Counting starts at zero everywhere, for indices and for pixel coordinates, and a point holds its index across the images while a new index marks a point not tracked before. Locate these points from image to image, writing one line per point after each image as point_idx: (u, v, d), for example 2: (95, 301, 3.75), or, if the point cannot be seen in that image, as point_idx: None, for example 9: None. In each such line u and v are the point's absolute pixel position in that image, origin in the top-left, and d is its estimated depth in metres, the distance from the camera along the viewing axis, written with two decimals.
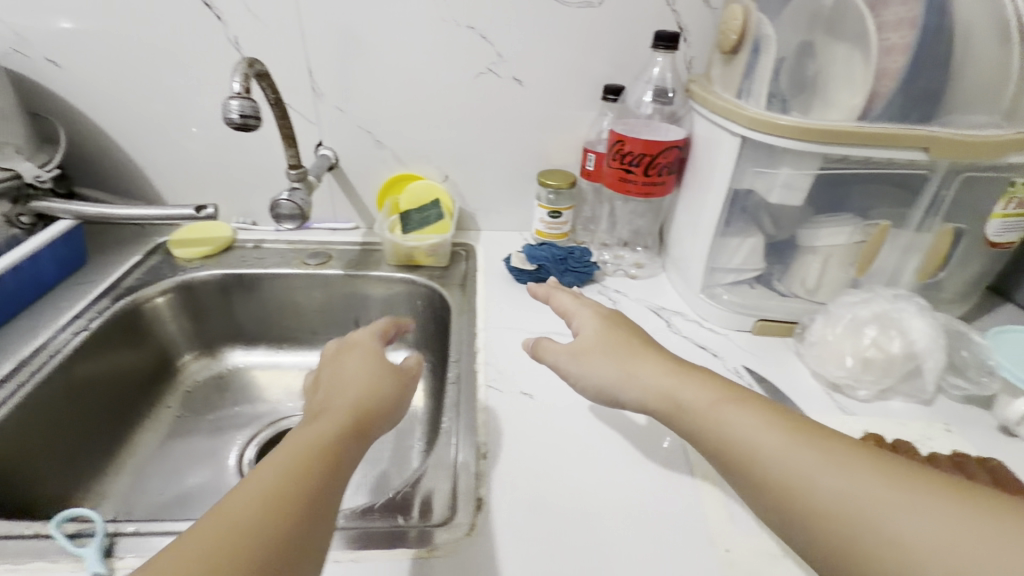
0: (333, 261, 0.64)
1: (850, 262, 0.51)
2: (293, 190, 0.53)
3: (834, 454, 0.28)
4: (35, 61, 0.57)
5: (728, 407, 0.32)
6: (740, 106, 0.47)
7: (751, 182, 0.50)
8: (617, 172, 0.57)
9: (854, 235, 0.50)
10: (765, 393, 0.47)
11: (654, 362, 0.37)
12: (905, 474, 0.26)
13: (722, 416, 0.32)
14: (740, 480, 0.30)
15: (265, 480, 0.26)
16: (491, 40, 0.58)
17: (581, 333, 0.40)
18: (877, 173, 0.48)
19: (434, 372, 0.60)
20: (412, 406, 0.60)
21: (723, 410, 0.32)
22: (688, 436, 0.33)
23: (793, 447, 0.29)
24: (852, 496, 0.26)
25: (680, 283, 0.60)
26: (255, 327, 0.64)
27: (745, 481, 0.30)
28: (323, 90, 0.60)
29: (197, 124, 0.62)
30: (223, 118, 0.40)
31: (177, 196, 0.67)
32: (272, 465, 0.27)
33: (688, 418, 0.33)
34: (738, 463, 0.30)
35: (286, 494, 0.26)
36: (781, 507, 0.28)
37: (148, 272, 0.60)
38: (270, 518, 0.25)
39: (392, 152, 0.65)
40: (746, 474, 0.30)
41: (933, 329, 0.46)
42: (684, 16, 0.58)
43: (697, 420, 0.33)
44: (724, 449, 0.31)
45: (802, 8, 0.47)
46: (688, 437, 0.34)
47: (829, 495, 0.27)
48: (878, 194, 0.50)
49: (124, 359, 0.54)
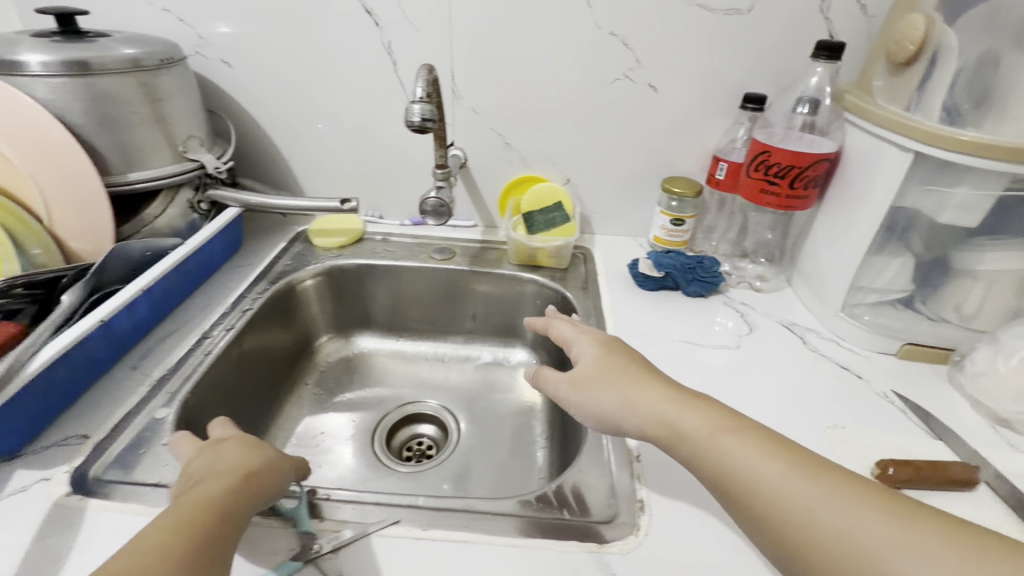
0: (458, 257, 0.67)
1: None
2: (439, 188, 0.56)
3: (833, 490, 0.28)
4: (212, 63, 0.63)
5: (728, 437, 0.32)
6: (909, 119, 0.45)
7: (916, 200, 0.47)
8: (756, 183, 0.55)
9: None
10: (921, 421, 0.45)
11: (654, 387, 0.37)
12: (911, 515, 0.26)
13: (725, 445, 0.31)
14: (739, 511, 0.30)
15: (175, 514, 0.29)
16: (631, 46, 0.59)
17: (581, 360, 0.41)
18: None
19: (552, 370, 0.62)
20: (530, 401, 0.62)
21: (725, 440, 0.32)
22: (687, 463, 0.33)
23: (792, 483, 0.29)
24: (854, 539, 0.26)
25: (813, 300, 0.58)
26: (381, 315, 0.68)
27: (747, 515, 0.30)
28: (462, 92, 0.63)
29: (342, 122, 0.67)
30: (405, 120, 0.44)
31: (316, 188, 0.72)
32: (180, 503, 0.29)
33: (688, 445, 0.33)
34: (738, 495, 0.30)
35: (198, 528, 0.28)
36: (782, 543, 0.28)
37: (294, 259, 0.65)
38: (190, 542, 0.27)
39: (519, 154, 0.67)
40: (746, 509, 0.30)
41: None
42: (838, 23, 0.55)
43: (697, 450, 0.33)
44: (723, 480, 0.31)
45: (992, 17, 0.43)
46: (687, 463, 0.33)
47: (830, 533, 0.27)
48: None
49: (275, 338, 0.59)
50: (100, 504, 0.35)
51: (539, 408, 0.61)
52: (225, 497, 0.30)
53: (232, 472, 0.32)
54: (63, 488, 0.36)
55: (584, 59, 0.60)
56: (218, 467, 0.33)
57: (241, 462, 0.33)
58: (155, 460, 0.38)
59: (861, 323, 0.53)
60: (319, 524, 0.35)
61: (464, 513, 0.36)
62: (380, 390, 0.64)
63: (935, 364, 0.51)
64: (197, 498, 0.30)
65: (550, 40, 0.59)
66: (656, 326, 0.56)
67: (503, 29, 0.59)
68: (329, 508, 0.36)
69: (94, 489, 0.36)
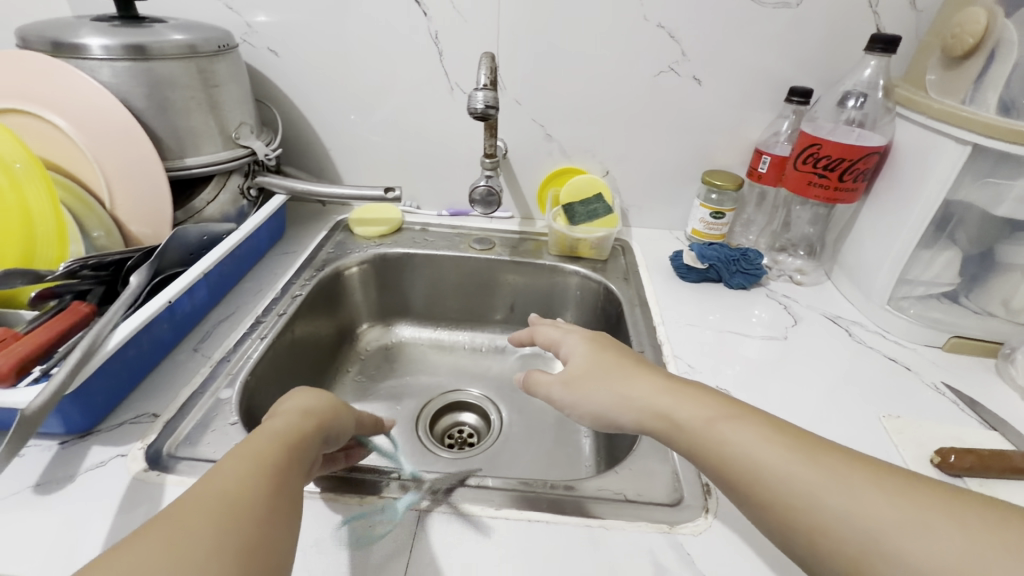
0: (498, 247, 0.68)
1: None
2: (488, 177, 0.57)
3: (834, 471, 0.27)
4: (259, 50, 0.64)
5: (725, 424, 0.30)
6: (967, 112, 0.45)
7: (970, 194, 0.48)
8: (803, 176, 0.56)
9: None
10: (974, 412, 0.45)
11: (648, 378, 0.35)
12: (921, 494, 0.25)
13: (725, 431, 0.30)
14: (744, 500, 0.29)
15: (257, 447, 0.29)
16: (678, 39, 0.59)
17: (571, 360, 0.39)
18: None
19: None
20: None
21: (722, 427, 0.30)
22: (687, 455, 0.32)
23: (796, 466, 0.27)
24: (862, 520, 0.25)
25: (856, 293, 0.58)
26: (419, 304, 0.69)
27: (753, 506, 0.28)
28: (506, 83, 0.63)
29: (385, 112, 0.67)
30: (468, 107, 0.45)
31: (355, 178, 0.73)
32: (258, 440, 0.29)
33: (685, 436, 0.32)
34: (740, 484, 0.29)
35: (287, 463, 0.29)
36: (792, 535, 0.27)
37: (337, 247, 0.65)
38: (278, 474, 0.28)
39: (559, 145, 0.67)
40: (751, 499, 0.28)
41: None
42: (887, 18, 0.56)
43: (695, 440, 0.31)
44: (724, 470, 0.30)
45: None
46: (686, 455, 0.32)
47: (837, 516, 0.25)
48: None
49: (320, 324, 0.59)
50: (177, 480, 0.35)
51: None
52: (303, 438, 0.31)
53: (298, 417, 0.33)
54: (140, 463, 0.36)
55: (630, 51, 0.60)
56: (289, 411, 0.33)
57: (310, 408, 0.34)
58: (226, 438, 0.39)
59: (906, 316, 0.54)
60: (392, 501, 0.36)
61: (532, 495, 0.37)
62: (421, 378, 0.64)
63: (982, 357, 0.52)
64: (279, 434, 0.30)
65: (597, 31, 0.60)
66: (701, 317, 0.56)
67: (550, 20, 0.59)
68: (401, 487, 0.37)
69: (168, 465, 0.36)
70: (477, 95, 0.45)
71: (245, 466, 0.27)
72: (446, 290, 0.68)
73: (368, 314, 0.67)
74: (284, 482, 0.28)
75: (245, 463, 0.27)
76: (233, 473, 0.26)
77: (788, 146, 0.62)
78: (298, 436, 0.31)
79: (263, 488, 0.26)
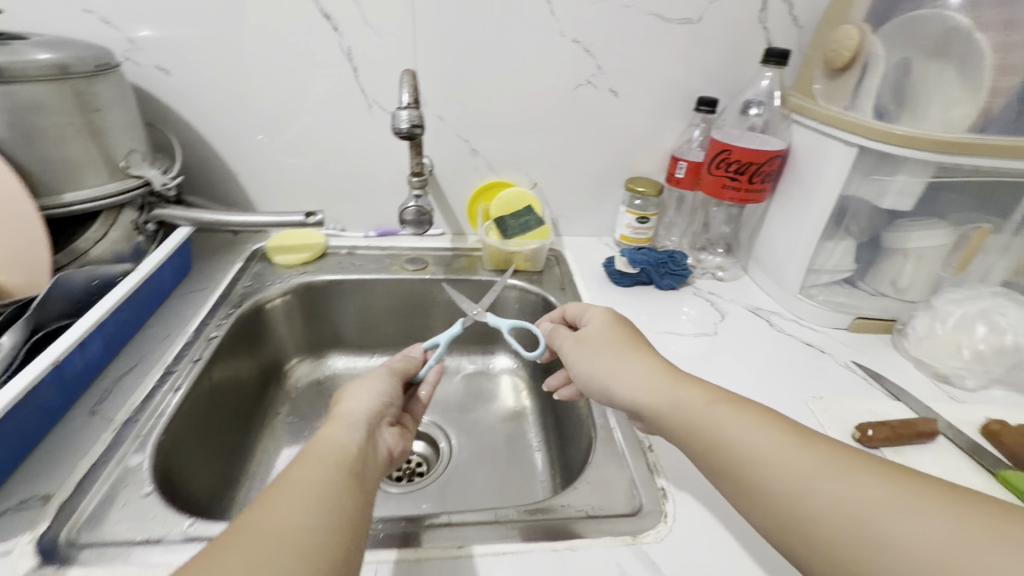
0: (431, 267, 0.66)
1: (949, 262, 0.55)
2: (418, 197, 0.55)
3: (832, 462, 0.27)
4: (146, 69, 0.58)
5: (722, 409, 0.31)
6: (852, 118, 0.50)
7: (860, 189, 0.53)
8: (717, 180, 0.59)
9: (952, 238, 0.53)
10: (881, 385, 0.50)
11: (652, 364, 0.36)
12: (915, 484, 0.25)
13: (719, 418, 0.31)
14: (732, 483, 0.29)
15: (305, 467, 0.28)
16: (593, 53, 0.61)
17: (591, 323, 0.41)
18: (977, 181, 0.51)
19: (538, 372, 0.62)
20: (519, 405, 0.62)
21: (719, 412, 0.31)
22: (677, 436, 0.32)
23: (787, 455, 0.28)
24: (852, 505, 0.25)
25: (771, 285, 0.63)
26: (353, 332, 0.65)
27: (740, 485, 0.29)
28: (426, 99, 0.62)
29: (298, 132, 0.63)
30: (393, 127, 0.43)
31: (270, 202, 0.67)
32: (304, 463, 0.29)
33: (679, 418, 0.32)
34: (732, 465, 0.29)
35: (335, 479, 0.28)
36: (778, 516, 0.27)
37: (256, 279, 0.60)
38: (324, 493, 0.27)
39: (485, 159, 0.67)
40: (739, 480, 0.29)
41: None
42: (775, 32, 0.61)
43: (686, 423, 0.32)
44: (715, 451, 0.30)
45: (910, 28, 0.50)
46: (677, 438, 0.33)
47: (826, 499, 0.26)
48: (973, 201, 0.53)
49: (243, 365, 0.54)
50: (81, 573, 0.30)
51: (529, 410, 0.61)
52: (353, 449, 0.31)
53: (344, 433, 0.32)
54: (29, 559, 0.30)
55: (549, 65, 0.61)
56: (339, 422, 0.33)
57: (362, 415, 0.34)
58: (139, 513, 0.34)
59: (816, 302, 0.59)
60: None
61: (496, 525, 0.35)
62: None
63: (881, 333, 0.57)
64: (327, 449, 0.30)
65: (515, 46, 0.60)
66: (638, 320, 0.58)
67: (467, 35, 0.59)
68: None
69: (69, 557, 0.31)
70: (401, 114, 0.43)
71: (288, 495, 0.26)
72: (380, 315, 0.65)
73: (298, 346, 0.63)
74: (332, 502, 0.27)
75: (292, 489, 0.27)
76: (273, 502, 0.26)
77: (701, 151, 0.65)
78: (349, 447, 0.31)
79: (310, 511, 0.26)
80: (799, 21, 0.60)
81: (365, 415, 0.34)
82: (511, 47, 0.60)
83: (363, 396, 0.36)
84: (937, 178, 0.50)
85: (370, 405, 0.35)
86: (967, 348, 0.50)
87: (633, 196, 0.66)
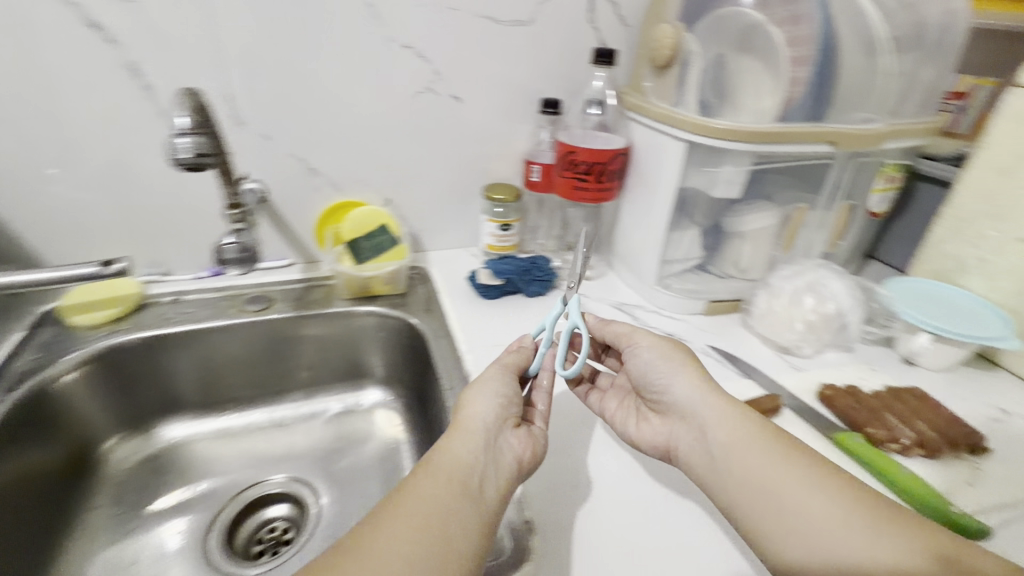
0: (278, 304, 0.58)
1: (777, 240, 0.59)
2: (239, 232, 0.47)
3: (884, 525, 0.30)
4: None
5: (801, 457, 0.35)
6: (679, 115, 0.51)
7: (695, 180, 0.55)
8: (568, 182, 0.59)
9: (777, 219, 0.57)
10: (734, 366, 0.52)
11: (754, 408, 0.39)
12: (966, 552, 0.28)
13: (774, 462, 0.34)
14: (781, 529, 0.32)
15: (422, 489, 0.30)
16: (428, 58, 0.57)
17: (644, 340, 0.43)
18: (799, 165, 0.55)
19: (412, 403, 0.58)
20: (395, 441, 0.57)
21: (800, 460, 0.34)
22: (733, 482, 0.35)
23: (836, 515, 0.31)
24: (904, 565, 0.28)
25: (632, 278, 0.64)
26: (190, 392, 0.56)
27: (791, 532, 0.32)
28: (245, 117, 0.55)
29: (84, 165, 0.52)
30: (170, 159, 0.36)
31: (59, 252, 0.55)
32: (429, 479, 0.31)
33: (768, 442, 0.36)
34: (787, 511, 0.32)
35: (461, 494, 0.30)
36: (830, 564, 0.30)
37: (42, 349, 0.49)
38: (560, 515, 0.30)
39: (327, 178, 0.61)
40: (793, 529, 0.32)
41: (849, 289, 0.55)
42: (605, 32, 0.62)
43: (748, 471, 0.35)
44: (774, 497, 0.33)
45: (717, 24, 0.52)
46: (734, 484, 0.35)
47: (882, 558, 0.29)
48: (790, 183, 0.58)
49: (29, 461, 0.44)
50: None
51: (406, 445, 0.56)
52: (476, 464, 0.33)
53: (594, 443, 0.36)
54: None
55: (382, 72, 0.57)
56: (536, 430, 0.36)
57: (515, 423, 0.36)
58: None
59: (673, 291, 0.60)
60: None
61: None
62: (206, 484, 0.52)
63: (731, 314, 0.61)
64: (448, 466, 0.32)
65: (340, 53, 0.55)
66: (507, 333, 0.56)
67: (280, 43, 0.52)
68: None
69: None
70: (181, 142, 0.36)
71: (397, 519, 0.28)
72: (221, 368, 0.57)
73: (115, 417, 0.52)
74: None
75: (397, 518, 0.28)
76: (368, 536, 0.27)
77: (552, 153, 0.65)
78: (465, 459, 0.33)
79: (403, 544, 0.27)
80: (625, 20, 0.61)
81: (496, 425, 0.35)
82: (338, 56, 0.55)
83: (498, 406, 0.37)
84: (759, 164, 0.53)
85: (491, 414, 0.36)
86: (800, 320, 0.54)
87: (492, 204, 0.64)
